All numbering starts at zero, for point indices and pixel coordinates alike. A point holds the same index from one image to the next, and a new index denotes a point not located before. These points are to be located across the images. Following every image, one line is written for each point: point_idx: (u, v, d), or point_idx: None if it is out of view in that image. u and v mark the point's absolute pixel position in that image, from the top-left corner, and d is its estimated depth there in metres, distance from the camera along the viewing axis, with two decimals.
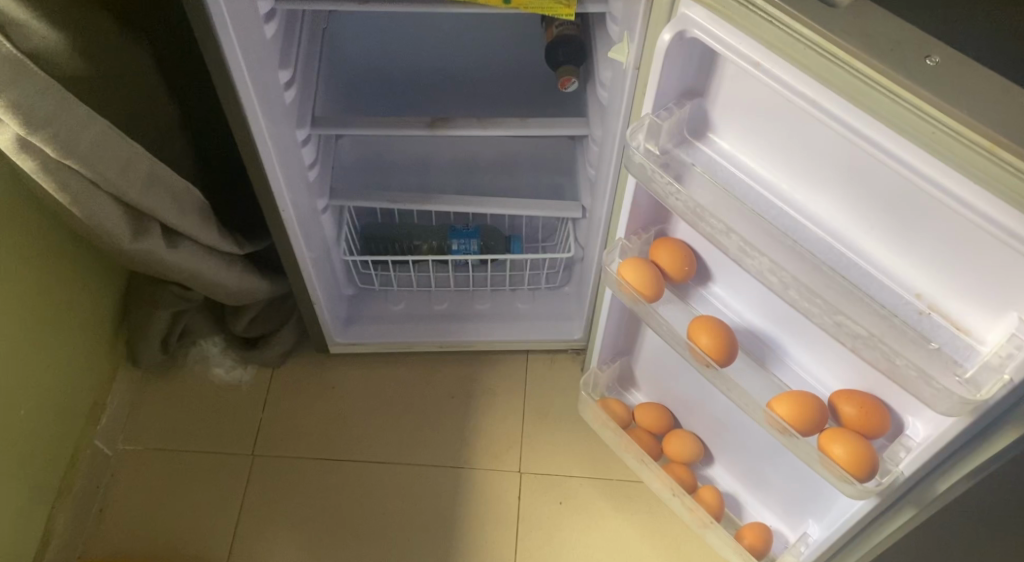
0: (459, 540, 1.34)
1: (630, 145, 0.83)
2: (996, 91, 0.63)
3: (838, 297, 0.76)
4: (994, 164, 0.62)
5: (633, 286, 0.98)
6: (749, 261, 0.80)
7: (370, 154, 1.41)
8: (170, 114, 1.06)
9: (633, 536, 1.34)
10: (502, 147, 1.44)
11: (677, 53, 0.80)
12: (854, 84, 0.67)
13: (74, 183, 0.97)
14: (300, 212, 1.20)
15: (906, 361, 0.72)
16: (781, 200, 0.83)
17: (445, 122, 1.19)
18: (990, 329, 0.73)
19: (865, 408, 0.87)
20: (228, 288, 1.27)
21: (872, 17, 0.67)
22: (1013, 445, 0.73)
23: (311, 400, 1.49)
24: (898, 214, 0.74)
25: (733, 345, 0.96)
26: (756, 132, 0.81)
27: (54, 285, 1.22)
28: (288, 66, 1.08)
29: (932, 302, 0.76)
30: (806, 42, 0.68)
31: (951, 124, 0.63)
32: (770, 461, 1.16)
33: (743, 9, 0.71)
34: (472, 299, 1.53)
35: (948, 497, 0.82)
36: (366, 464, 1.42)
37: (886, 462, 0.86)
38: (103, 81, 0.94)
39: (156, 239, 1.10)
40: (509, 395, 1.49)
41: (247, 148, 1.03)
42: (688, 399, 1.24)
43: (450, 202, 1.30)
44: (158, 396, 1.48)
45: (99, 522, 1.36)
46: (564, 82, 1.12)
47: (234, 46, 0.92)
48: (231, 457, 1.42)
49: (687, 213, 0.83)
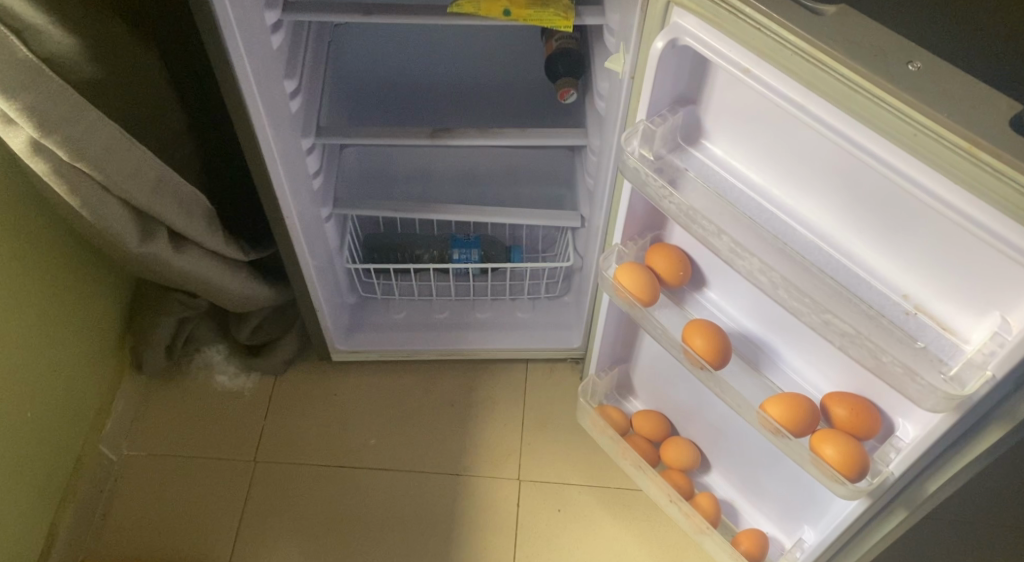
0: (458, 542, 1.36)
1: (625, 149, 0.86)
2: (978, 97, 0.65)
3: (827, 297, 0.78)
4: (975, 166, 0.64)
5: (628, 290, 1.00)
6: (740, 263, 0.82)
7: (373, 165, 1.44)
8: (177, 120, 1.09)
9: (631, 543, 1.35)
10: (503, 159, 1.47)
11: (669, 62, 0.82)
12: (840, 90, 0.69)
13: (85, 185, 1.00)
14: (304, 218, 1.22)
15: (892, 359, 0.73)
16: (771, 203, 0.85)
17: (447, 132, 1.22)
18: (974, 328, 0.74)
19: (856, 409, 0.88)
20: (232, 294, 1.29)
21: (856, 25, 0.69)
22: (998, 442, 0.74)
23: (312, 408, 1.50)
24: (885, 217, 0.76)
25: (728, 347, 0.97)
26: (747, 138, 0.84)
27: (61, 289, 1.25)
28: (294, 75, 1.11)
29: (918, 302, 0.78)
30: (793, 48, 0.70)
31: (931, 126, 0.65)
32: (766, 467, 1.17)
33: (732, 17, 0.73)
34: (473, 308, 1.55)
35: (937, 497, 0.84)
36: (365, 471, 1.43)
37: (876, 462, 0.87)
38: (113, 86, 0.97)
39: (163, 243, 1.12)
40: (509, 404, 1.51)
41: (254, 155, 1.05)
42: (685, 406, 1.26)
43: (451, 211, 1.32)
44: (162, 402, 1.50)
45: (103, 524, 1.37)
46: (563, 93, 1.14)
47: (242, 54, 0.94)
48: (233, 462, 1.44)
49: (679, 216, 0.84)
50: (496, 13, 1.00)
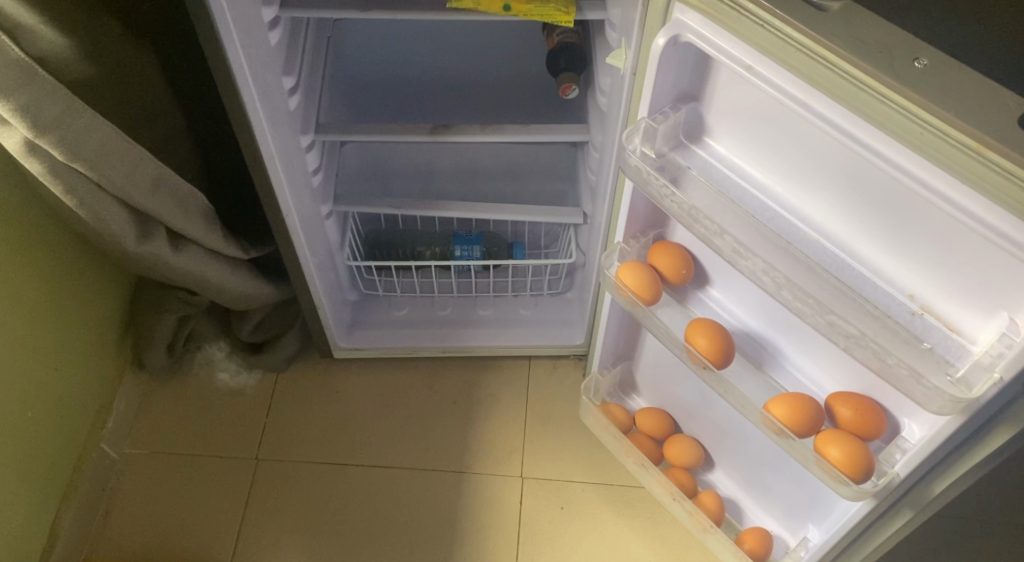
0: (460, 542, 1.35)
1: (626, 147, 0.84)
2: (986, 95, 0.64)
3: (831, 298, 0.77)
4: (982, 164, 0.62)
5: (630, 289, 0.99)
6: (743, 263, 0.81)
7: (374, 161, 1.43)
8: (173, 118, 1.08)
9: (634, 542, 1.35)
10: (504, 154, 1.46)
11: (671, 58, 0.81)
12: (845, 87, 0.67)
13: (81, 185, 0.99)
14: (304, 216, 1.21)
15: (897, 361, 0.72)
16: (775, 203, 0.84)
17: (447, 128, 1.21)
18: (981, 329, 0.73)
19: (861, 410, 0.87)
20: (233, 292, 1.28)
21: (860, 20, 0.68)
22: (1005, 444, 0.73)
23: (314, 406, 1.50)
24: (889, 217, 0.75)
25: (730, 347, 0.96)
26: (750, 136, 0.83)
27: (59, 287, 1.24)
28: (291, 72, 1.10)
29: (924, 302, 0.77)
30: (795, 44, 0.69)
31: (937, 124, 0.63)
32: (770, 466, 1.16)
33: (734, 13, 0.72)
34: (474, 305, 1.55)
35: (943, 499, 0.82)
36: (367, 468, 1.43)
37: (881, 463, 0.86)
38: (107, 85, 0.96)
39: (161, 241, 1.12)
40: (511, 401, 1.50)
41: (252, 153, 1.04)
42: (688, 405, 1.25)
43: (451, 208, 1.31)
44: (164, 399, 1.50)
45: (105, 523, 1.37)
46: (563, 90, 1.13)
47: (238, 52, 0.93)
48: (233, 461, 1.43)
49: (681, 215, 0.83)
50: (496, 8, 0.98)
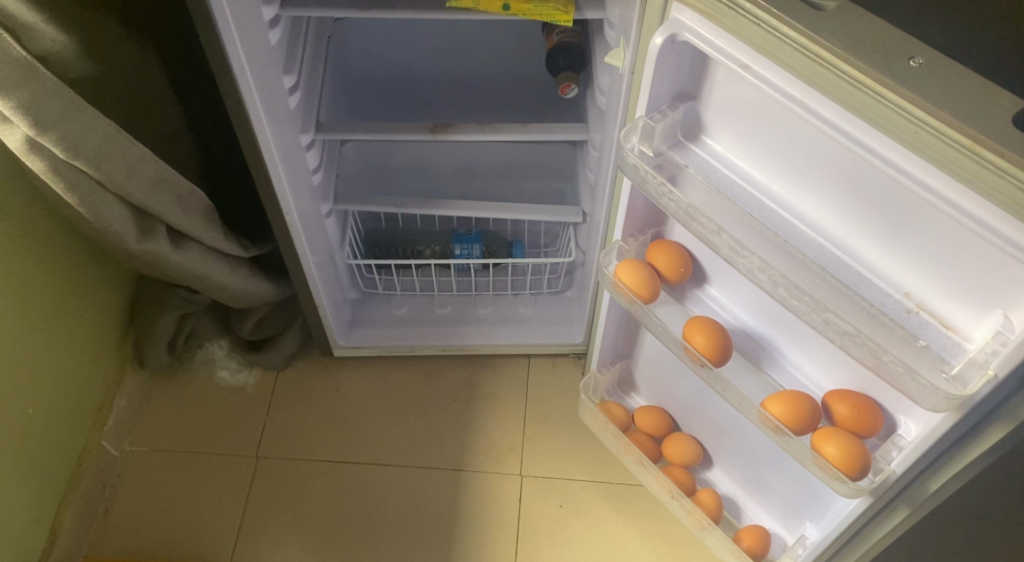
0: (460, 540, 1.35)
1: (624, 146, 0.85)
2: (980, 94, 0.64)
3: (827, 296, 0.77)
4: (977, 163, 0.63)
5: (628, 287, 0.99)
6: (740, 260, 0.81)
7: (374, 161, 1.43)
8: (174, 116, 1.09)
9: (633, 539, 1.35)
10: (504, 153, 1.46)
11: (669, 57, 0.81)
12: (840, 85, 0.68)
13: (82, 183, 1.00)
14: (304, 214, 1.22)
15: (892, 359, 0.73)
16: (772, 201, 0.84)
17: (446, 127, 1.21)
18: (976, 327, 0.74)
19: (857, 407, 0.88)
20: (233, 290, 1.29)
21: (856, 19, 0.68)
22: (1001, 441, 0.73)
23: (314, 404, 1.50)
24: (885, 215, 0.76)
25: (728, 345, 0.97)
26: (747, 135, 0.83)
27: (61, 284, 1.25)
28: (292, 72, 1.10)
29: (920, 300, 0.77)
30: (791, 43, 0.69)
31: (932, 123, 0.64)
32: (768, 464, 1.16)
33: (732, 13, 0.72)
34: (474, 304, 1.55)
35: (940, 496, 0.83)
36: (367, 466, 1.43)
37: (878, 461, 0.86)
38: (108, 83, 0.96)
39: (162, 239, 1.12)
40: (510, 399, 1.51)
41: (252, 152, 1.05)
42: (687, 403, 1.25)
43: (451, 206, 1.32)
44: (165, 397, 1.50)
45: (105, 520, 1.37)
46: (563, 87, 1.14)
47: (239, 51, 0.94)
48: (233, 459, 1.43)
49: (678, 213, 0.84)
50: (496, 8, 0.98)
